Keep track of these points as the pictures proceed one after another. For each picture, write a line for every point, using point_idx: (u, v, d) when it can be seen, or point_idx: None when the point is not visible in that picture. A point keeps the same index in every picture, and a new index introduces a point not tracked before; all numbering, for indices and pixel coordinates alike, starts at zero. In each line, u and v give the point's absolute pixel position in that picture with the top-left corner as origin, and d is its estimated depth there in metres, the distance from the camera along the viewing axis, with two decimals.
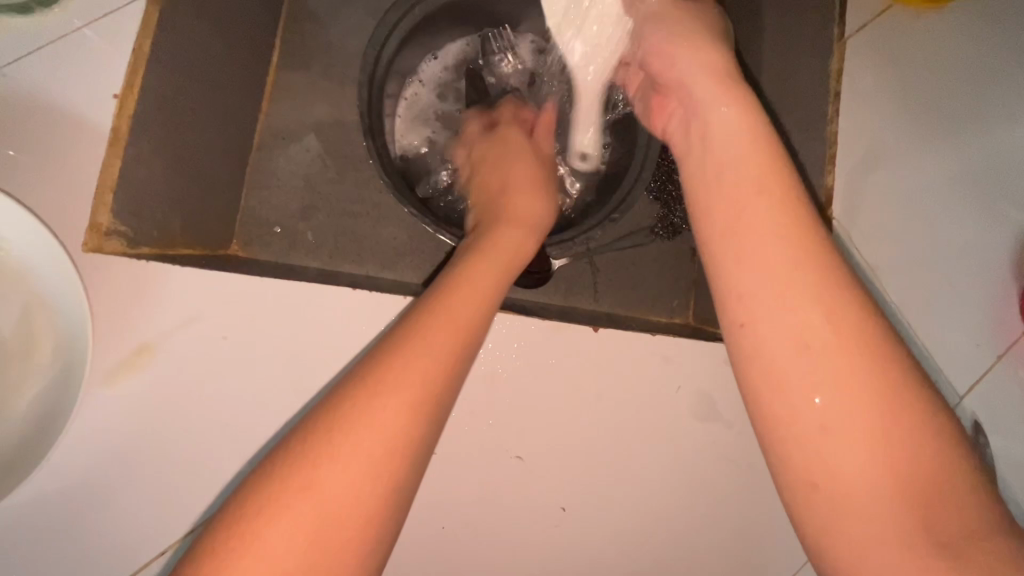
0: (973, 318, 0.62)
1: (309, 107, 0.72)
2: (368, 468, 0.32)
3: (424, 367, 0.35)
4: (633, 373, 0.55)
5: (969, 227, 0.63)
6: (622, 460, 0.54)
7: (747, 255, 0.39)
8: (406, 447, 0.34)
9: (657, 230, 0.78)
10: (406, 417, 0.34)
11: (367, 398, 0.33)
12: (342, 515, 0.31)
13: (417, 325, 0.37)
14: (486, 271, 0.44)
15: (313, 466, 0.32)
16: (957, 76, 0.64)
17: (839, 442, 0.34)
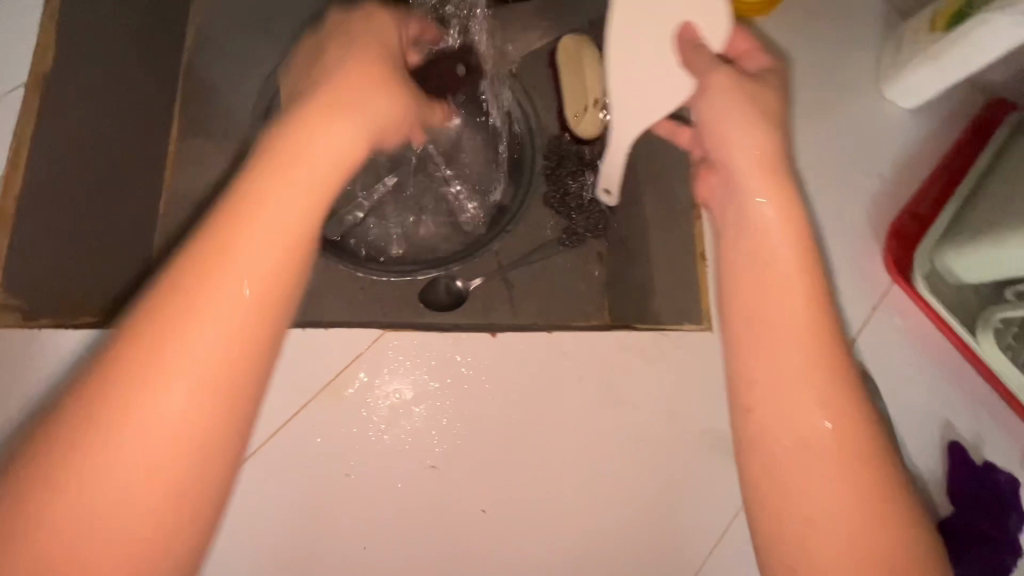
0: (844, 277, 0.69)
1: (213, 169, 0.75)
2: (169, 433, 0.33)
3: (238, 284, 0.36)
4: (538, 369, 0.56)
5: (822, 199, 0.71)
6: (539, 453, 0.55)
7: (757, 318, 0.44)
8: (229, 362, 0.35)
9: (563, 241, 0.82)
10: (223, 337, 0.35)
11: (174, 314, 0.34)
12: (170, 433, 0.33)
13: (223, 227, 0.37)
14: (310, 170, 0.39)
15: (110, 431, 0.33)
16: (785, 73, 0.73)
17: (812, 475, 0.40)
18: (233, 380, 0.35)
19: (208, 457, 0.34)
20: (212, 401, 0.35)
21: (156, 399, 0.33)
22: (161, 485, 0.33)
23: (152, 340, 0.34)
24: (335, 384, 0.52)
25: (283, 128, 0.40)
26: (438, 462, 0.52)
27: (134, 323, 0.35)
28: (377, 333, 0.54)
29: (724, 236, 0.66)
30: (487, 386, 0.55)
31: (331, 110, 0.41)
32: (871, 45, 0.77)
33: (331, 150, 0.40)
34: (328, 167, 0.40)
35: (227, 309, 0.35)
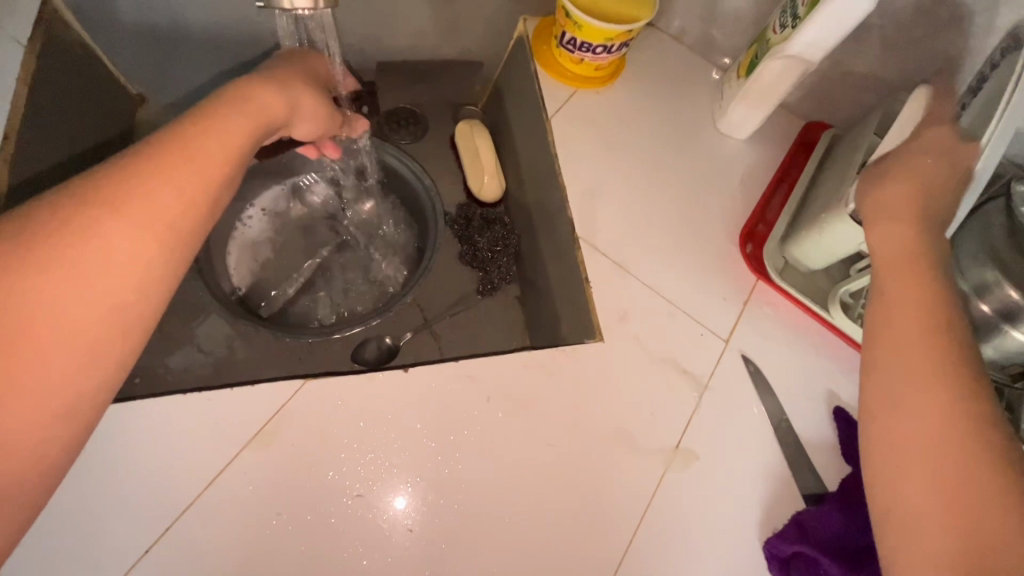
0: (715, 279, 0.79)
1: None
2: (110, 271, 0.41)
3: (168, 206, 0.44)
4: (449, 395, 0.63)
5: (686, 218, 0.83)
6: (458, 470, 0.61)
7: (897, 325, 0.50)
8: (150, 266, 0.43)
9: (481, 291, 0.92)
10: (145, 239, 0.42)
11: (107, 219, 0.41)
12: (91, 317, 0.40)
13: (152, 159, 0.44)
14: (234, 139, 0.50)
15: (51, 262, 0.39)
16: (634, 127, 0.89)
17: (932, 507, 0.42)
18: (152, 281, 0.43)
19: (114, 343, 0.41)
20: (133, 296, 0.42)
21: (76, 289, 0.39)
22: (73, 364, 0.39)
23: (75, 236, 0.40)
24: (265, 431, 0.58)
25: (203, 112, 0.49)
26: (364, 492, 0.57)
27: (71, 217, 0.40)
28: (299, 382, 0.60)
29: (603, 260, 0.77)
30: (405, 415, 0.61)
31: (236, 109, 0.51)
32: (705, 96, 0.94)
33: (248, 131, 0.51)
34: (239, 136, 0.50)
35: (150, 219, 0.43)
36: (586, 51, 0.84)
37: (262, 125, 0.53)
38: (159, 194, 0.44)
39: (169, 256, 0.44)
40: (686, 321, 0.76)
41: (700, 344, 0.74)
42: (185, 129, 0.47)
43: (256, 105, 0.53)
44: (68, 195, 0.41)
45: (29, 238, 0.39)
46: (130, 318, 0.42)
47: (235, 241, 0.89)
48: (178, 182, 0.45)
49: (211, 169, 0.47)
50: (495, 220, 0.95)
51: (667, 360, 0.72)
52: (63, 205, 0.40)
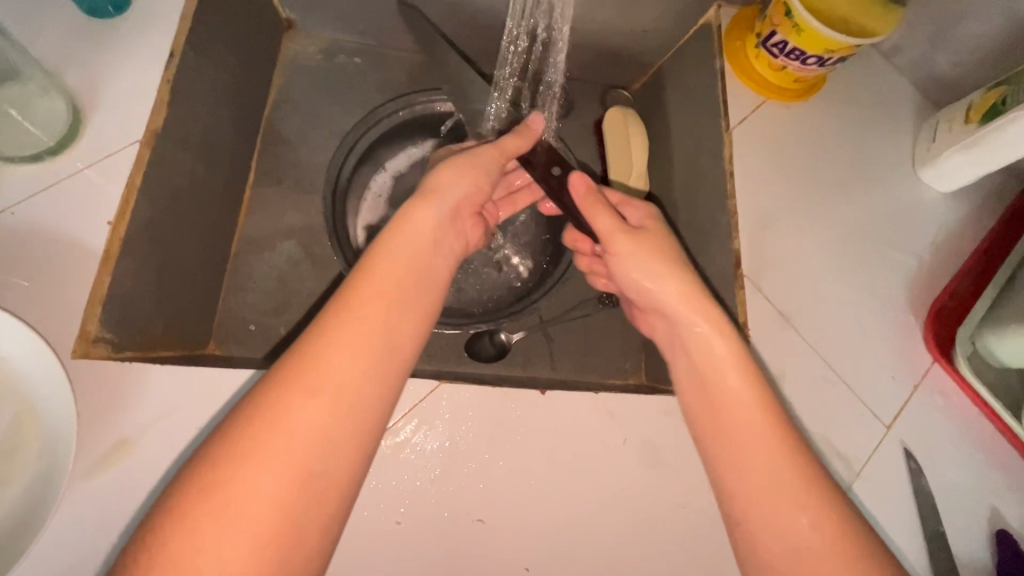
0: (886, 354, 0.69)
1: (282, 216, 0.81)
2: (305, 448, 0.42)
3: (354, 380, 0.45)
4: (584, 429, 0.58)
5: (864, 274, 0.72)
6: (586, 515, 0.55)
7: (727, 404, 0.53)
8: (341, 444, 0.43)
9: (604, 300, 0.84)
10: (329, 411, 0.43)
11: (300, 403, 0.43)
12: (285, 507, 0.41)
13: (334, 328, 0.46)
14: (406, 292, 0.50)
15: (255, 448, 0.41)
16: (823, 155, 0.77)
17: (771, 493, 0.49)
18: (339, 456, 0.43)
19: (318, 519, 0.42)
20: (326, 478, 0.43)
21: (275, 478, 0.41)
22: (266, 552, 0.39)
23: (274, 421, 0.42)
24: (393, 432, 0.54)
25: (370, 259, 0.51)
26: (485, 517, 0.53)
27: (263, 402, 0.43)
28: (434, 383, 0.56)
29: (765, 306, 0.68)
30: (536, 443, 0.56)
31: (393, 246, 0.52)
32: (907, 132, 0.80)
33: (411, 269, 0.51)
34: (405, 283, 0.50)
35: (332, 391, 0.44)
36: (792, 59, 0.72)
37: (422, 260, 0.53)
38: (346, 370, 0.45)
39: (354, 431, 0.44)
40: (847, 397, 0.66)
41: (858, 426, 0.65)
42: (355, 290, 0.48)
43: (415, 238, 0.54)
44: (265, 379, 0.44)
45: (240, 427, 0.42)
46: (322, 496, 0.42)
47: (363, 204, 0.84)
48: (362, 351, 0.46)
49: (386, 323, 0.48)
50: None
51: (819, 437, 0.64)
52: (259, 389, 0.43)
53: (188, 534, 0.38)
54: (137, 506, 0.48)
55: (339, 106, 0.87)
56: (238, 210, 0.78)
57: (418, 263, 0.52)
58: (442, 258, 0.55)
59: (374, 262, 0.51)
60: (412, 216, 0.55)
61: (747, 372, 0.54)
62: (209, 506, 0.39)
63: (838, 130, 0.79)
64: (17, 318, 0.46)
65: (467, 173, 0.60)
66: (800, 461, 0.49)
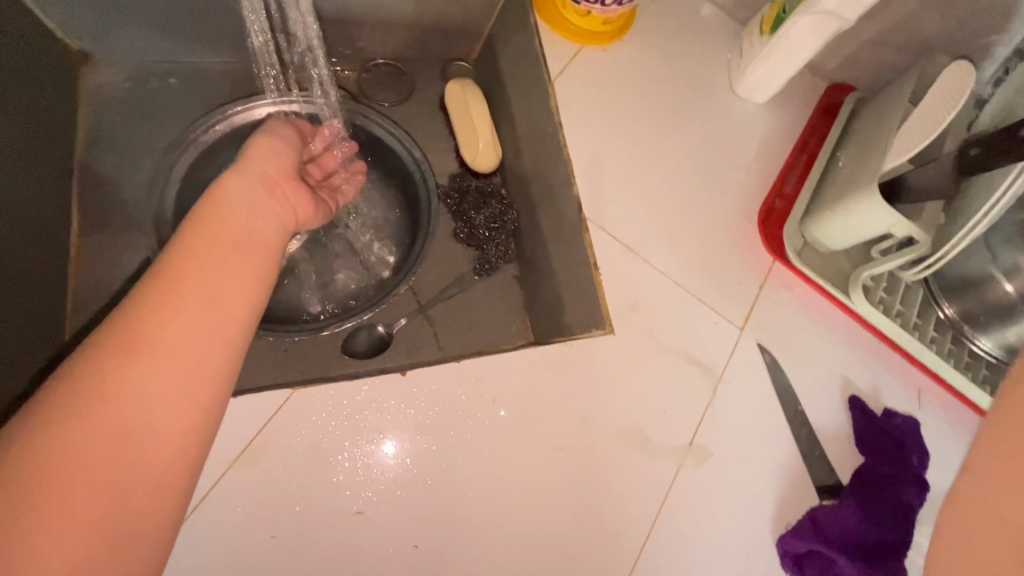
0: (730, 262, 0.74)
1: (119, 259, 0.76)
2: (142, 402, 0.40)
3: (185, 338, 0.44)
4: (453, 399, 0.59)
5: (700, 195, 0.77)
6: (467, 479, 0.57)
7: None
8: (178, 399, 0.42)
9: (479, 271, 0.86)
10: (166, 366, 0.42)
11: (121, 363, 0.41)
12: (106, 469, 0.37)
13: (162, 290, 0.45)
14: (238, 258, 0.51)
15: (78, 408, 0.38)
16: (645, 90, 0.81)
17: None
18: (184, 409, 0.42)
19: (167, 477, 0.40)
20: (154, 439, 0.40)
21: (106, 436, 0.38)
22: (98, 515, 0.36)
23: (98, 381, 0.39)
24: (252, 449, 0.53)
25: (190, 228, 0.50)
26: (364, 508, 0.53)
27: (86, 367, 0.40)
28: (288, 392, 0.55)
29: (613, 245, 0.71)
30: (407, 422, 0.57)
31: (213, 213, 0.52)
32: (720, 52, 0.85)
33: (237, 235, 0.52)
34: (234, 250, 0.51)
35: (168, 345, 0.43)
36: (592, 2, 0.74)
37: (241, 226, 0.53)
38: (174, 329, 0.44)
39: (187, 389, 0.42)
40: (702, 309, 0.71)
41: (714, 334, 0.70)
42: (175, 258, 0.48)
43: (241, 214, 0.55)
44: (85, 348, 0.41)
45: (54, 397, 0.38)
46: (150, 459, 0.39)
47: None
48: (196, 306, 0.45)
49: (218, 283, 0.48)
50: (491, 194, 0.89)
51: (680, 352, 0.68)
52: (79, 357, 0.40)
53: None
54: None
55: (160, 131, 0.82)
56: (65, 263, 0.74)
57: (242, 233, 0.53)
58: (264, 223, 0.56)
59: (197, 231, 0.50)
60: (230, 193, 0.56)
61: None
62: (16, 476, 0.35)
63: (655, 63, 0.82)
64: None
65: (277, 147, 0.65)
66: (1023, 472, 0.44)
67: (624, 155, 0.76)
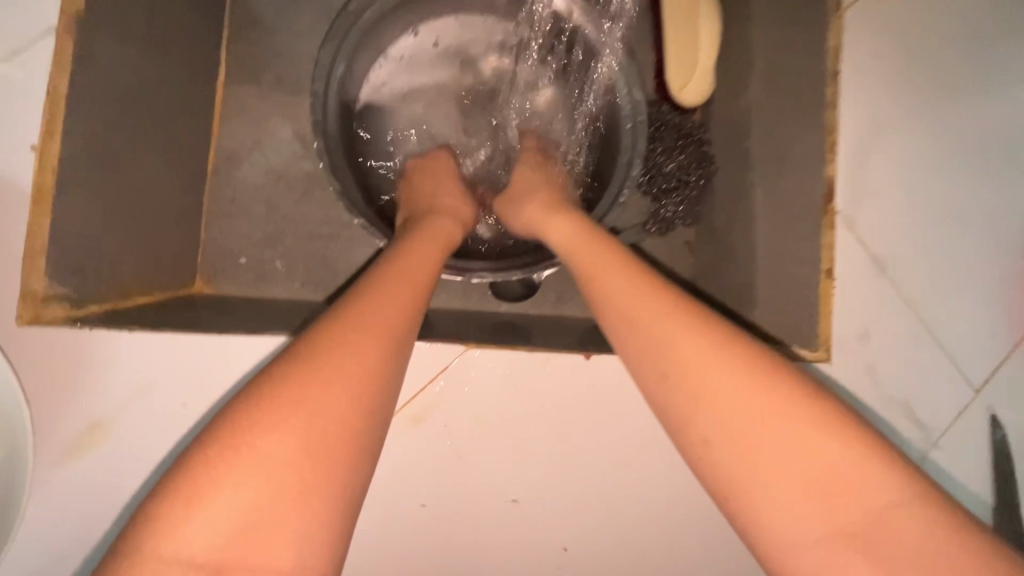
0: (988, 306, 0.58)
1: (264, 123, 0.66)
2: (273, 489, 0.30)
3: (340, 404, 0.33)
4: (636, 400, 0.49)
5: (982, 210, 0.58)
6: (632, 492, 0.49)
7: (714, 398, 0.36)
8: (311, 497, 0.31)
9: (648, 227, 0.75)
10: (312, 446, 0.31)
11: (261, 431, 0.31)
12: (252, 544, 0.29)
13: (331, 336, 0.35)
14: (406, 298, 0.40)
15: (206, 484, 0.30)
16: (959, 47, 0.59)
17: (750, 443, 0.34)
18: (315, 508, 0.31)
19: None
20: (240, 506, 0.30)
21: (209, 528, 0.29)
22: None
23: (232, 453, 0.30)
24: (412, 409, 0.46)
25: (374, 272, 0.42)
26: (519, 497, 0.47)
27: (232, 430, 0.31)
28: (461, 349, 0.47)
29: (858, 255, 0.56)
30: (575, 413, 0.48)
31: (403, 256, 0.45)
32: None
33: (418, 279, 0.43)
34: (406, 293, 0.41)
35: (321, 419, 0.32)
36: None
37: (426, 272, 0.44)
38: (335, 384, 0.33)
39: (339, 455, 0.32)
40: (935, 356, 0.57)
41: (940, 389, 0.57)
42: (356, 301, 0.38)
43: (414, 258, 0.45)
44: (240, 401, 0.33)
45: (197, 458, 0.31)
46: (288, 523, 0.30)
47: (383, 82, 0.71)
48: (361, 365, 0.35)
49: (385, 326, 0.37)
50: (690, 135, 0.71)
51: (898, 403, 0.55)
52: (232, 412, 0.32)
53: (159, 539, 0.29)
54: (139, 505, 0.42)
55: None
56: (210, 116, 0.64)
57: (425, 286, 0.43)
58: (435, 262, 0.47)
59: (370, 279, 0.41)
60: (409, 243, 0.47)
61: (739, 367, 0.36)
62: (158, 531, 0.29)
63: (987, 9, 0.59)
64: None
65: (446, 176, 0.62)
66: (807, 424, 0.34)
67: (901, 134, 0.58)
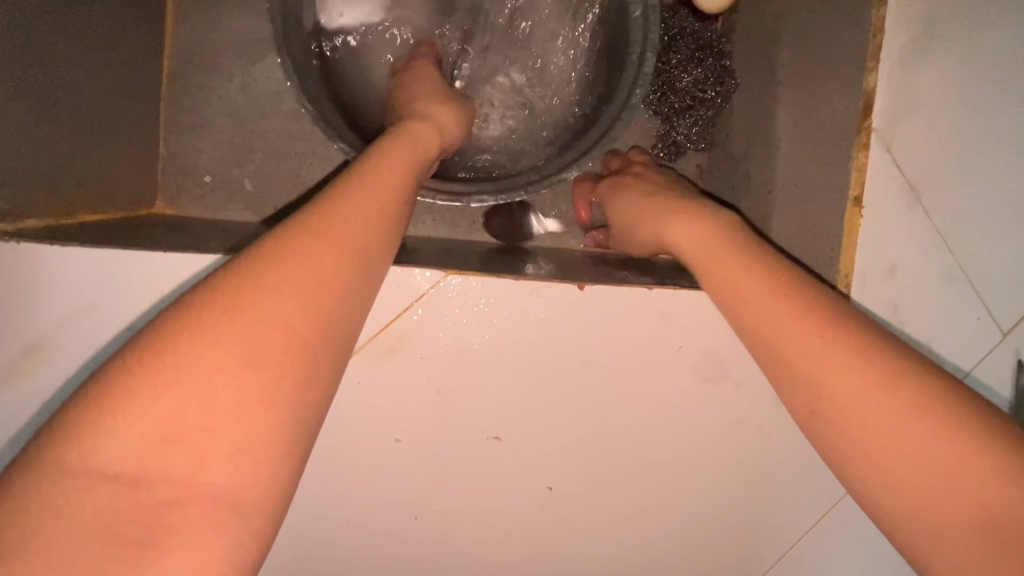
0: None
1: (225, 22, 0.58)
2: (206, 400, 0.26)
3: (295, 309, 0.28)
4: (631, 334, 0.45)
5: None
6: (623, 433, 0.46)
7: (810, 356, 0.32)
8: (252, 410, 0.26)
9: (656, 150, 0.68)
10: (262, 353, 0.27)
11: (198, 336, 0.27)
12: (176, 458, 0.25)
13: (292, 238, 0.30)
14: (376, 209, 0.34)
15: (133, 391, 0.26)
16: None
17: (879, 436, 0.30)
18: (260, 424, 0.26)
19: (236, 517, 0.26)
20: (157, 418, 0.25)
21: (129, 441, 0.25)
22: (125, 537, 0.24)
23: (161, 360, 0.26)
24: (386, 337, 0.42)
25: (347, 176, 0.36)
26: (503, 435, 0.44)
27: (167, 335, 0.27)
28: (439, 276, 0.42)
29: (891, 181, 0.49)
30: (564, 347, 0.44)
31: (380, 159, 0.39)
32: None
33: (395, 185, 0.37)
34: (376, 206, 0.34)
35: (276, 325, 0.28)
36: None
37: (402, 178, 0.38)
38: (290, 287, 0.29)
39: (293, 363, 0.28)
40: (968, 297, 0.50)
41: (969, 333, 0.50)
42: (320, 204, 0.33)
43: (391, 165, 0.39)
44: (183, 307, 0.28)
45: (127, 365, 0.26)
46: (227, 435, 0.26)
47: None
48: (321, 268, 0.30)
49: (349, 243, 0.32)
50: (709, 46, 0.64)
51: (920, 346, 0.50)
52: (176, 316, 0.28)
53: (71, 446, 0.24)
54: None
55: None
56: (162, 12, 0.56)
57: (395, 208, 0.37)
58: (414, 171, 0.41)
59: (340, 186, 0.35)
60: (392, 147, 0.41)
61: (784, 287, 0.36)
62: (69, 442, 0.25)
63: None
64: None
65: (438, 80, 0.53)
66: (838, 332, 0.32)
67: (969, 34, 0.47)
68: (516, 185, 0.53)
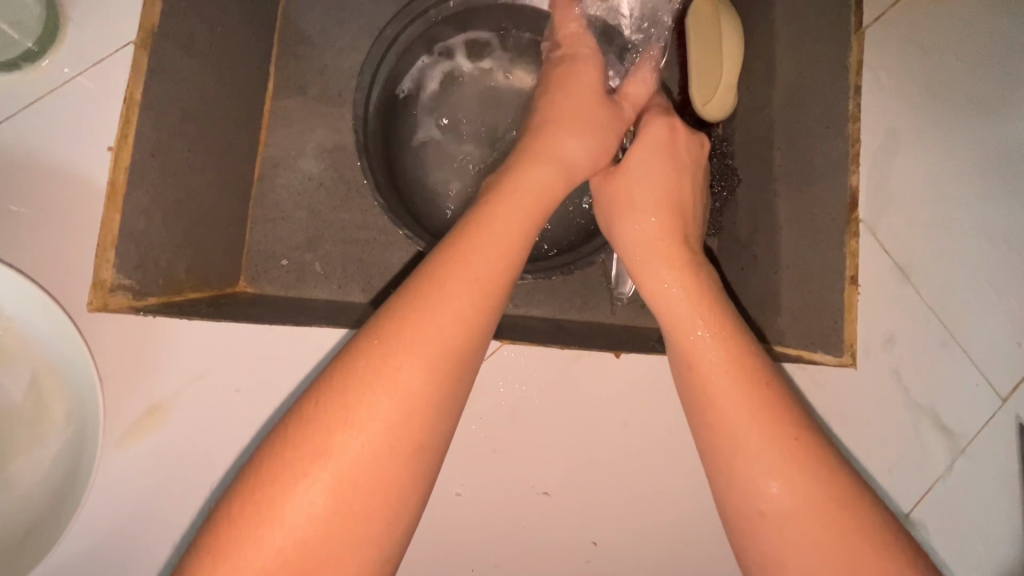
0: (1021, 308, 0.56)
1: (308, 133, 0.70)
2: (327, 498, 0.33)
3: (389, 413, 0.34)
4: (662, 398, 0.50)
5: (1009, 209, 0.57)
6: (659, 489, 0.50)
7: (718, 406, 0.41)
8: (360, 503, 0.33)
9: None
10: (371, 455, 0.33)
11: (316, 440, 0.33)
12: (307, 548, 0.32)
13: (389, 344, 0.35)
14: (468, 305, 0.38)
15: (272, 494, 0.33)
16: (987, 57, 0.59)
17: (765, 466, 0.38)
18: (370, 517, 0.33)
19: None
20: (295, 519, 0.32)
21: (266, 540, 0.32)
22: None
23: (291, 468, 0.33)
24: None
25: (442, 264, 0.39)
26: (551, 490, 0.48)
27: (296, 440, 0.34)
28: (495, 346, 0.49)
29: (879, 260, 0.57)
30: (606, 409, 0.50)
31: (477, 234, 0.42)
32: None
33: (490, 272, 0.40)
34: (471, 303, 0.38)
35: (378, 430, 0.34)
36: None
37: (499, 258, 0.41)
38: (385, 395, 0.34)
39: (392, 462, 0.34)
40: (958, 360, 0.56)
41: (968, 398, 0.55)
42: (417, 298, 0.37)
43: (492, 239, 0.42)
44: (305, 410, 0.35)
45: (267, 465, 0.34)
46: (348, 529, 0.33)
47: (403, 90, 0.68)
48: (410, 375, 0.35)
49: (438, 349, 0.36)
50: (713, 148, 0.75)
51: (923, 407, 0.55)
52: (301, 420, 0.34)
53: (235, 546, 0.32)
54: (195, 484, 0.44)
55: None
56: (258, 126, 0.68)
57: (494, 294, 0.40)
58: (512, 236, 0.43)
59: (435, 272, 0.39)
60: (490, 214, 0.43)
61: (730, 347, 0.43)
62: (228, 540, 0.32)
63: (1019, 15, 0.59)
64: (27, 283, 0.39)
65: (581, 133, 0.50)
66: (758, 407, 0.40)
67: (920, 138, 0.58)
68: (550, 267, 0.62)
